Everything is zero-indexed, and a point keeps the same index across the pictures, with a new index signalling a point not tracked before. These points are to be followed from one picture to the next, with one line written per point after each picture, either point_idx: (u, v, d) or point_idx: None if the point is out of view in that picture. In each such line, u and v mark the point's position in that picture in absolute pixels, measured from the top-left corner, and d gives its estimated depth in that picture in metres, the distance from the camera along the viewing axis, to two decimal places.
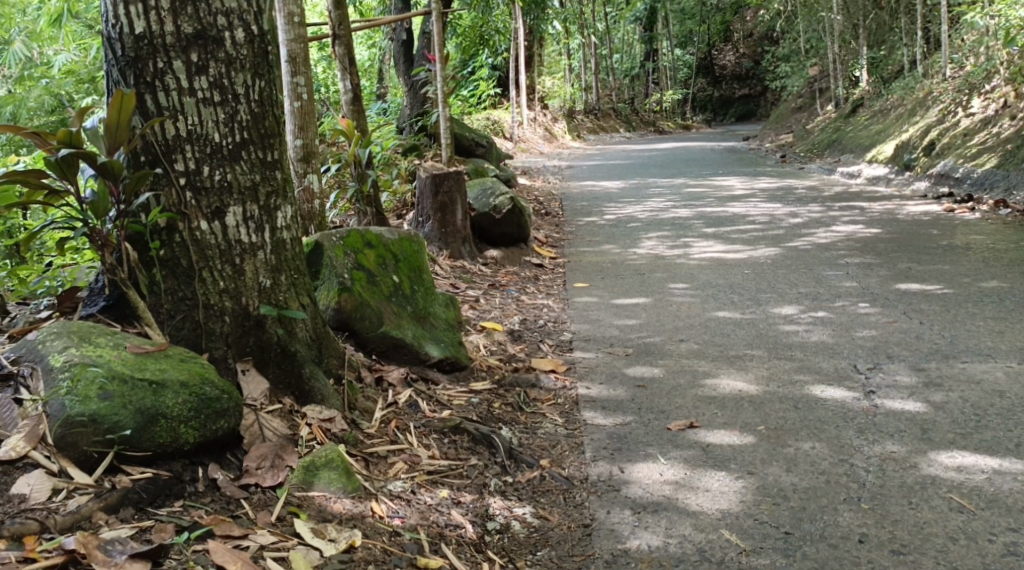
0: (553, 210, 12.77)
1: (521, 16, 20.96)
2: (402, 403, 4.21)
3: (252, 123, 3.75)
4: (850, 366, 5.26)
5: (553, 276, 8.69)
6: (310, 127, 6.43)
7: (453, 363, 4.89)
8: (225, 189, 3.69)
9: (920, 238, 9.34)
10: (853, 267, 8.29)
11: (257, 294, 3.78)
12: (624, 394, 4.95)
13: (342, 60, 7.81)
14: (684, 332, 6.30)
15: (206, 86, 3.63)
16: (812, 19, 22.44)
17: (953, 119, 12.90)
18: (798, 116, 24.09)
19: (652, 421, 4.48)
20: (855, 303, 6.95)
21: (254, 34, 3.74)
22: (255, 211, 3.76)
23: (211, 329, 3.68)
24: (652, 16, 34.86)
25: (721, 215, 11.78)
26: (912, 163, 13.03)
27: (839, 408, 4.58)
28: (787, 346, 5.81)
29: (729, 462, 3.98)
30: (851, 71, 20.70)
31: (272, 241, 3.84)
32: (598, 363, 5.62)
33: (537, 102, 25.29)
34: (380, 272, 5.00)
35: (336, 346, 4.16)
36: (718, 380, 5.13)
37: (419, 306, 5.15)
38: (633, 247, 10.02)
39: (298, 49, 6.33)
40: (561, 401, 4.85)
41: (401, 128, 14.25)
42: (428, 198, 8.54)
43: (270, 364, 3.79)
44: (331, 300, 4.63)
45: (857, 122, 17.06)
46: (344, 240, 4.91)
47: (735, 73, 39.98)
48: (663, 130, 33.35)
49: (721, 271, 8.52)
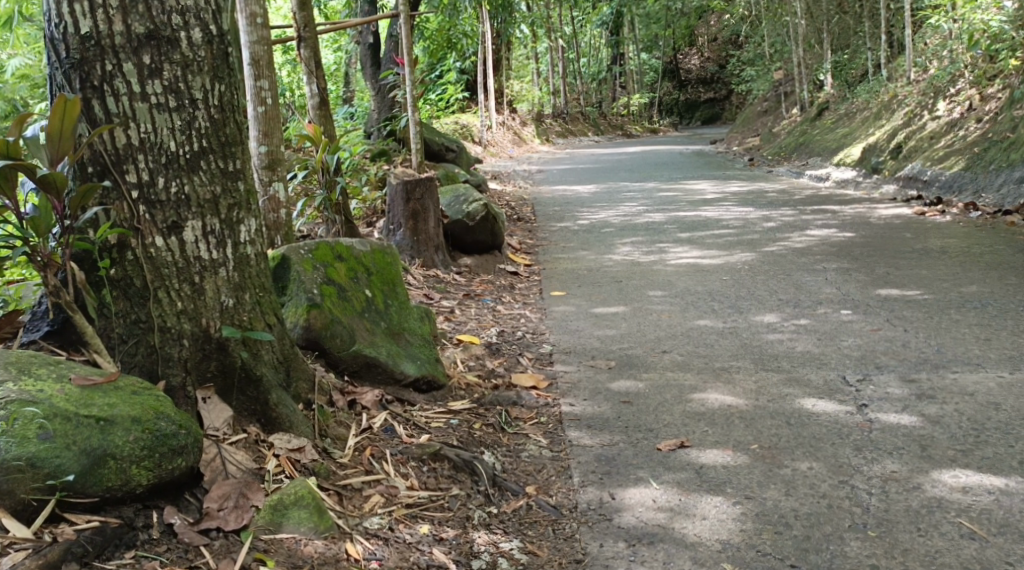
0: (525, 215, 12.54)
1: (489, 20, 20.74)
2: (377, 428, 3.94)
3: (212, 130, 3.48)
4: (839, 378, 5.06)
5: (528, 284, 8.45)
6: (275, 133, 6.13)
7: (429, 382, 4.64)
8: (183, 201, 3.42)
9: (895, 241, 9.21)
10: (831, 272, 8.12)
11: (218, 315, 3.51)
12: (609, 411, 4.71)
13: (308, 64, 7.53)
14: (665, 342, 6.08)
15: (161, 90, 3.36)
16: (777, 22, 22.42)
17: (920, 121, 12.82)
18: (764, 119, 24.06)
19: (641, 441, 4.24)
20: (837, 310, 6.77)
21: (212, 34, 3.48)
22: (216, 225, 3.50)
23: (169, 354, 3.40)
24: (617, 20, 34.76)
25: (695, 219, 11.60)
26: (880, 166, 12.94)
27: (832, 422, 4.37)
28: (773, 356, 5.60)
29: (724, 486, 3.75)
30: (815, 75, 20.70)
31: (235, 257, 3.58)
32: (580, 377, 5.38)
33: (505, 106, 25.08)
34: (352, 286, 4.74)
35: (305, 369, 3.90)
36: (705, 394, 4.90)
37: (394, 321, 4.89)
38: (609, 253, 9.81)
39: (261, 52, 6.05)
40: (544, 420, 4.61)
41: (369, 133, 13.96)
42: (400, 206, 8.29)
43: (234, 391, 3.54)
44: (299, 317, 4.36)
45: (823, 125, 16.99)
46: (313, 253, 4.65)
47: (700, 77, 40.13)
48: (631, 133, 33.29)
49: (698, 277, 8.33)
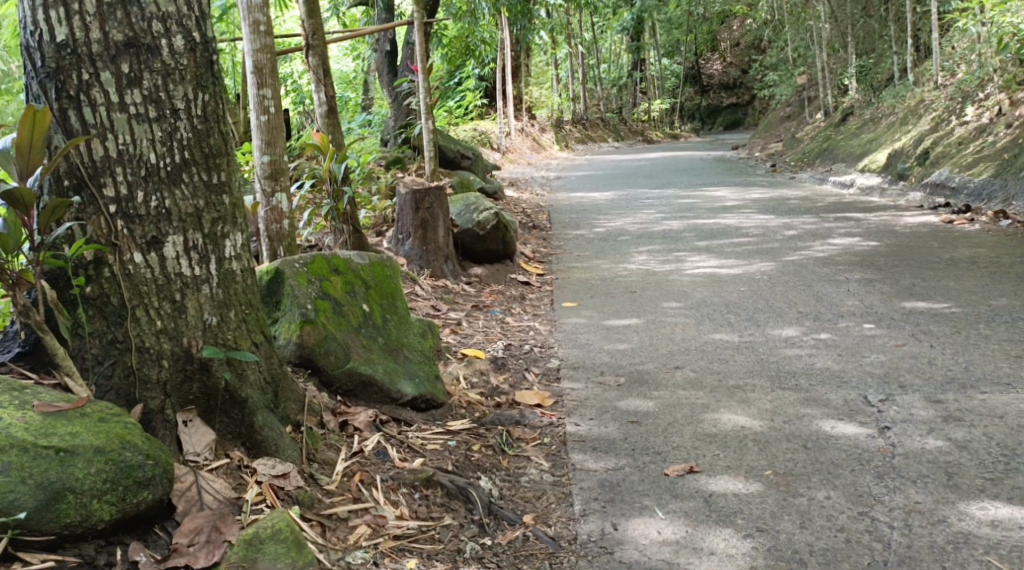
0: (540, 223, 12.36)
1: (508, 26, 20.58)
2: (369, 451, 3.77)
3: (195, 142, 3.33)
4: (860, 398, 4.84)
5: (540, 295, 8.27)
6: (277, 142, 5.97)
7: (428, 401, 4.48)
8: (163, 216, 3.26)
9: (921, 251, 8.95)
10: (854, 283, 7.88)
11: (202, 334, 3.34)
12: (616, 432, 4.52)
13: (316, 71, 7.38)
14: (679, 358, 5.88)
15: (140, 100, 3.20)
16: (801, 27, 22.14)
17: (948, 126, 12.55)
18: (787, 125, 23.77)
19: (648, 465, 4.06)
20: (859, 324, 6.55)
21: (195, 41, 3.32)
22: (198, 240, 3.34)
23: (147, 376, 3.24)
24: (639, 25, 34.49)
25: (713, 227, 11.38)
26: (906, 173, 12.66)
27: (852, 447, 4.17)
28: (790, 374, 5.38)
29: (734, 517, 3.56)
30: (839, 80, 20.41)
31: (219, 273, 3.42)
32: (588, 395, 5.19)
33: (524, 112, 24.92)
34: (348, 301, 4.58)
35: (294, 389, 3.74)
36: (718, 414, 4.71)
37: (392, 337, 4.73)
38: (624, 262, 9.61)
39: (264, 60, 5.89)
40: (547, 441, 4.43)
41: (384, 141, 13.83)
42: (409, 215, 8.14)
43: (217, 413, 3.37)
44: (292, 334, 4.20)
45: (848, 131, 16.71)
46: (308, 267, 4.49)
47: (723, 82, 39.90)
48: (652, 139, 33.08)
49: (716, 288, 8.11)
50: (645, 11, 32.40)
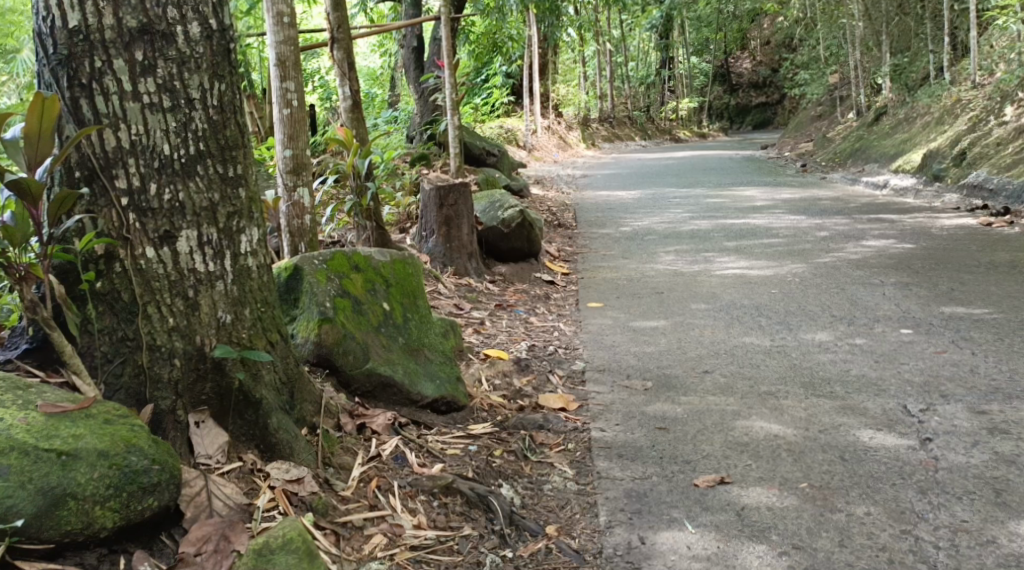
0: (566, 221, 12.21)
1: (536, 23, 20.42)
2: (386, 456, 3.64)
3: (210, 132, 3.21)
4: (899, 407, 4.67)
5: (565, 295, 8.13)
6: (300, 137, 5.84)
7: (449, 403, 4.36)
8: (177, 210, 3.14)
9: (959, 255, 8.73)
10: (889, 287, 7.68)
11: (215, 332, 3.22)
12: (644, 438, 4.37)
13: (340, 65, 7.24)
14: (708, 362, 5.72)
15: (154, 89, 3.09)
16: (834, 25, 21.86)
17: (985, 127, 12.28)
18: (818, 124, 23.45)
19: (676, 475, 3.92)
20: (895, 329, 6.36)
21: (211, 29, 3.21)
22: (212, 235, 3.22)
23: (158, 376, 3.12)
24: (668, 23, 34.18)
25: (742, 228, 11.18)
26: (942, 173, 12.39)
27: (892, 459, 4.01)
28: (824, 380, 5.21)
29: (769, 533, 3.44)
30: (872, 78, 20.10)
31: (234, 269, 3.30)
32: (614, 399, 5.04)
33: (551, 110, 24.76)
34: (368, 299, 4.45)
35: (311, 390, 3.62)
36: (750, 422, 4.55)
37: (413, 337, 4.61)
38: (652, 262, 9.44)
39: (288, 53, 5.77)
40: (571, 447, 4.30)
41: (410, 137, 13.72)
42: (433, 211, 8.02)
43: (230, 414, 3.25)
44: (310, 333, 4.09)
45: (880, 130, 16.43)
46: (328, 263, 4.38)
47: (752, 81, 39.58)
48: (680, 138, 32.83)
49: (746, 289, 7.94)
50: (674, 9, 32.06)
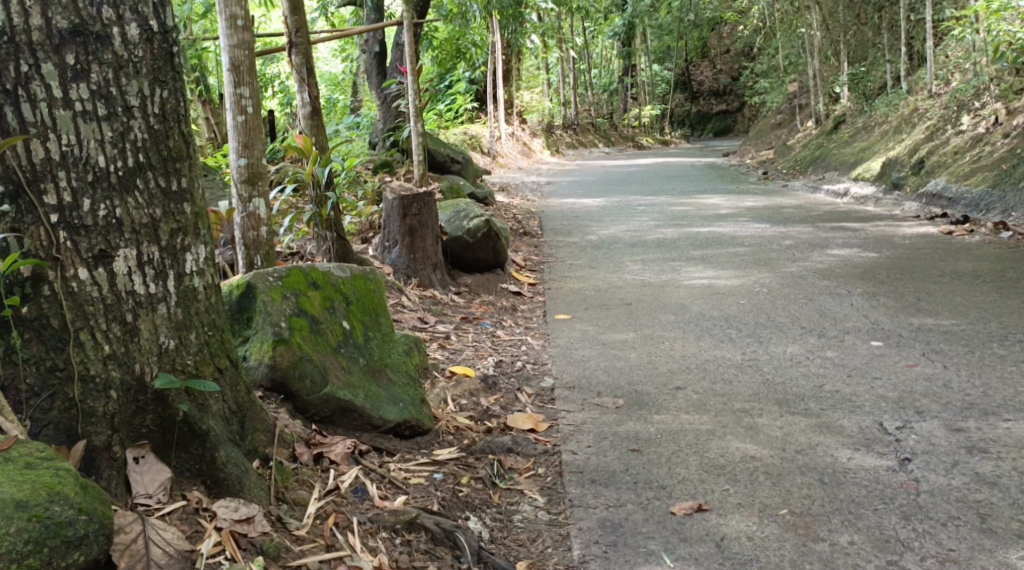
0: (532, 230, 12.01)
1: (499, 29, 20.26)
2: (345, 488, 3.41)
3: (151, 143, 2.98)
4: (875, 424, 4.50)
5: (532, 307, 7.92)
6: (255, 145, 5.57)
7: (413, 427, 4.13)
8: (113, 227, 2.90)
9: (924, 263, 8.63)
10: (857, 297, 7.55)
11: (156, 359, 2.99)
12: (615, 462, 4.16)
13: (299, 71, 6.97)
14: (679, 377, 5.53)
15: (87, 96, 2.84)
16: (792, 34, 21.91)
17: (943, 135, 12.27)
18: (778, 132, 23.48)
19: (651, 501, 3.72)
20: (867, 341, 6.21)
21: (152, 31, 2.97)
22: (153, 254, 2.99)
23: (92, 409, 2.86)
24: (630, 31, 34.06)
25: (708, 236, 11.05)
26: (901, 182, 12.36)
27: (873, 482, 3.83)
28: (799, 397, 5.03)
29: (751, 566, 3.28)
30: (831, 87, 20.15)
31: (178, 291, 3.08)
32: (585, 418, 4.82)
33: (515, 117, 24.61)
34: (327, 318, 4.20)
35: (264, 418, 3.39)
36: (725, 443, 4.35)
37: (374, 357, 4.36)
38: (618, 272, 9.26)
39: (242, 57, 5.49)
40: (541, 472, 4.08)
41: (373, 144, 13.47)
42: (396, 222, 7.78)
43: (173, 448, 3.03)
44: (265, 355, 3.86)
45: (840, 138, 16.42)
46: (284, 280, 4.13)
47: (712, 89, 39.79)
48: (643, 145, 32.83)
49: (714, 300, 7.77)
50: (636, 17, 31.97)
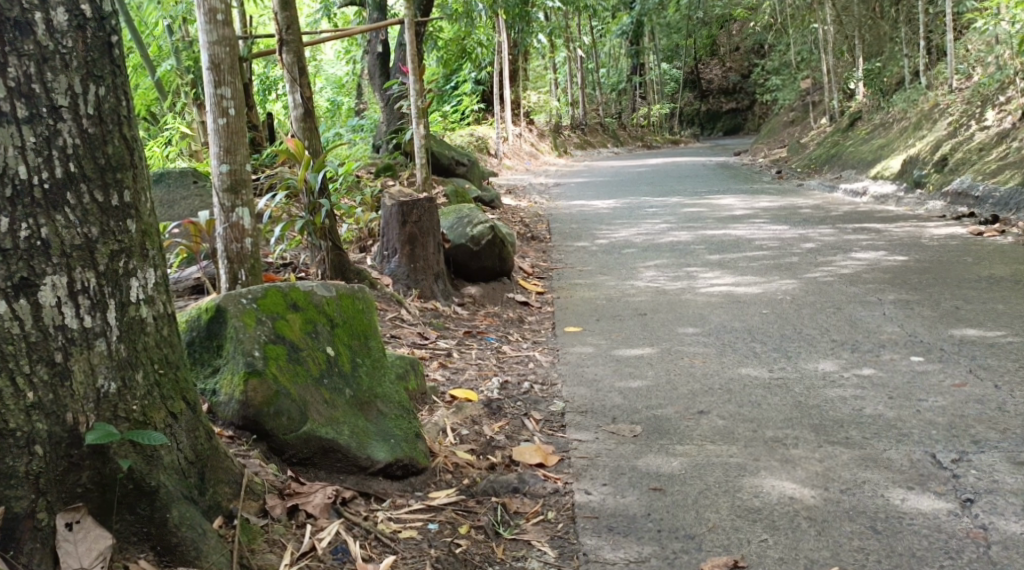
0: (540, 234, 11.52)
1: (505, 29, 19.80)
2: (323, 549, 2.96)
3: (84, 149, 2.52)
4: (927, 457, 4.01)
5: (540, 318, 7.43)
6: (238, 149, 5.03)
7: (405, 467, 3.66)
8: (38, 250, 2.44)
9: (956, 268, 8.12)
10: (888, 305, 7.03)
11: (95, 406, 2.54)
12: (636, 504, 3.68)
13: (291, 70, 6.47)
14: (702, 400, 5.01)
15: (4, 94, 2.40)
16: (804, 30, 21.37)
17: (965, 132, 11.74)
18: (790, 130, 22.95)
19: (678, 555, 3.29)
20: (905, 356, 5.69)
21: (83, 16, 2.51)
22: (89, 281, 2.54)
23: (12, 469, 2.40)
24: (638, 30, 33.46)
25: (725, 239, 10.54)
26: (923, 180, 11.83)
27: (933, 532, 3.37)
28: (835, 421, 4.54)
29: None
30: (844, 84, 19.60)
31: (121, 323, 2.62)
32: (599, 449, 4.34)
33: (522, 118, 24.13)
34: (309, 343, 3.73)
35: (228, 467, 2.94)
36: (759, 479, 3.87)
37: (362, 387, 3.88)
38: (631, 279, 8.76)
39: (223, 54, 4.97)
40: (552, 517, 3.60)
41: (377, 147, 13.02)
42: (395, 229, 7.32)
43: (115, 508, 2.58)
44: (236, 389, 3.45)
45: (856, 135, 15.87)
46: (258, 301, 3.67)
47: (722, 88, 39.29)
48: (652, 145, 32.29)
49: (734, 310, 7.28)
50: (644, 15, 31.42)
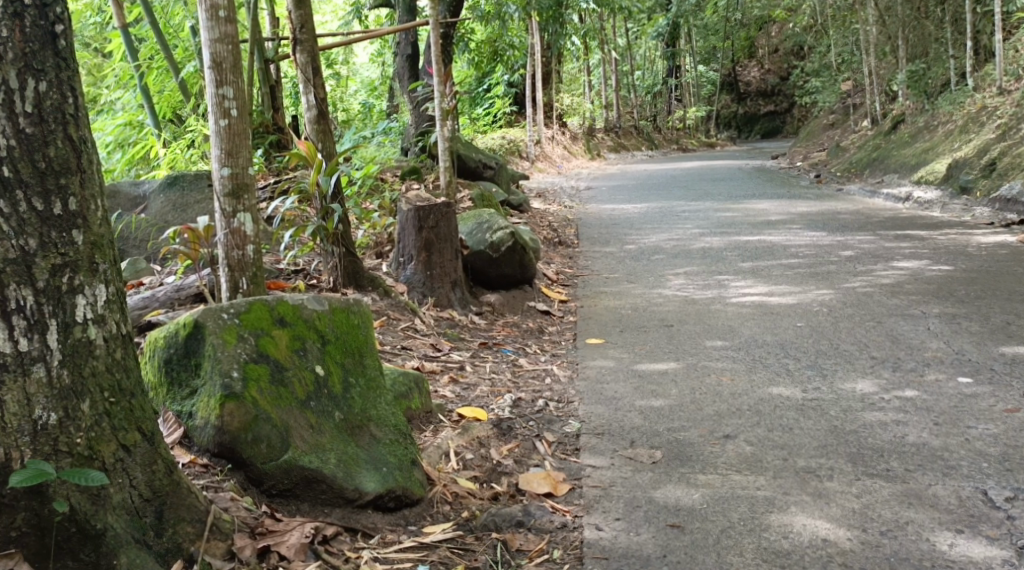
0: (567, 239, 11.17)
1: (538, 30, 19.42)
2: None
3: (21, 151, 2.38)
4: (978, 494, 3.65)
5: (560, 329, 7.11)
6: (240, 153, 4.65)
7: (399, 498, 3.38)
8: None
9: (1005, 279, 7.68)
10: (933, 320, 6.63)
11: (32, 439, 2.42)
12: (651, 544, 3.36)
13: (304, 71, 6.17)
14: (729, 423, 4.65)
15: None
16: (847, 30, 20.77)
17: (1016, 135, 11.25)
18: (830, 133, 22.36)
19: None
20: (952, 376, 5.30)
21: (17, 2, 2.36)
22: (25, 299, 2.40)
23: None
24: (674, 31, 32.89)
25: (759, 246, 10.13)
26: (970, 185, 11.35)
27: None
28: (876, 450, 4.17)
29: None
30: (887, 86, 19.00)
31: (65, 346, 2.47)
32: (613, 477, 4.01)
33: (554, 120, 23.75)
34: (295, 362, 3.43)
35: (191, 504, 2.76)
36: (788, 517, 3.52)
37: (355, 410, 3.58)
38: (659, 287, 8.39)
39: (224, 53, 4.60)
40: (556, 558, 3.29)
41: (405, 151, 12.67)
42: (411, 235, 7.00)
43: (54, 553, 2.48)
44: (212, 414, 3.20)
45: (899, 138, 15.36)
46: (241, 316, 3.37)
47: (760, 90, 38.57)
48: (688, 148, 31.75)
49: (767, 322, 6.91)
50: (680, 17, 30.86)
